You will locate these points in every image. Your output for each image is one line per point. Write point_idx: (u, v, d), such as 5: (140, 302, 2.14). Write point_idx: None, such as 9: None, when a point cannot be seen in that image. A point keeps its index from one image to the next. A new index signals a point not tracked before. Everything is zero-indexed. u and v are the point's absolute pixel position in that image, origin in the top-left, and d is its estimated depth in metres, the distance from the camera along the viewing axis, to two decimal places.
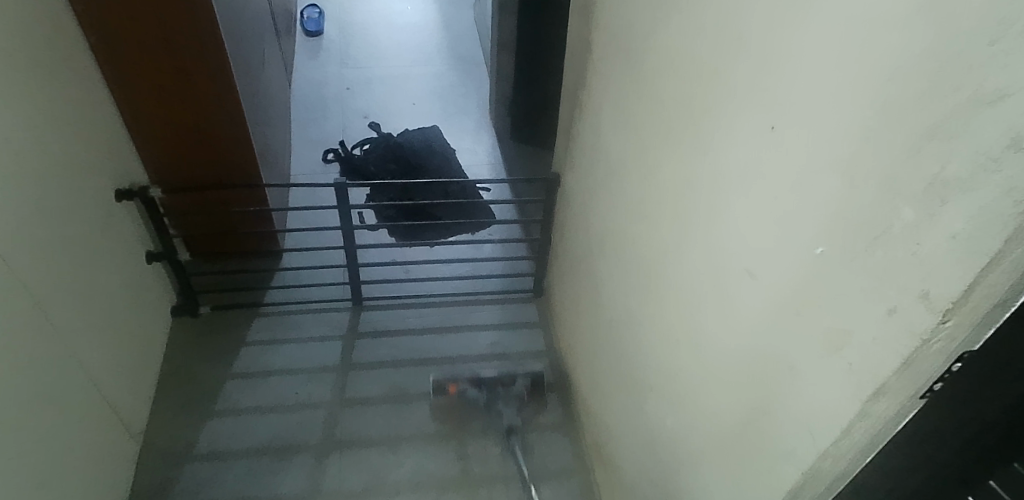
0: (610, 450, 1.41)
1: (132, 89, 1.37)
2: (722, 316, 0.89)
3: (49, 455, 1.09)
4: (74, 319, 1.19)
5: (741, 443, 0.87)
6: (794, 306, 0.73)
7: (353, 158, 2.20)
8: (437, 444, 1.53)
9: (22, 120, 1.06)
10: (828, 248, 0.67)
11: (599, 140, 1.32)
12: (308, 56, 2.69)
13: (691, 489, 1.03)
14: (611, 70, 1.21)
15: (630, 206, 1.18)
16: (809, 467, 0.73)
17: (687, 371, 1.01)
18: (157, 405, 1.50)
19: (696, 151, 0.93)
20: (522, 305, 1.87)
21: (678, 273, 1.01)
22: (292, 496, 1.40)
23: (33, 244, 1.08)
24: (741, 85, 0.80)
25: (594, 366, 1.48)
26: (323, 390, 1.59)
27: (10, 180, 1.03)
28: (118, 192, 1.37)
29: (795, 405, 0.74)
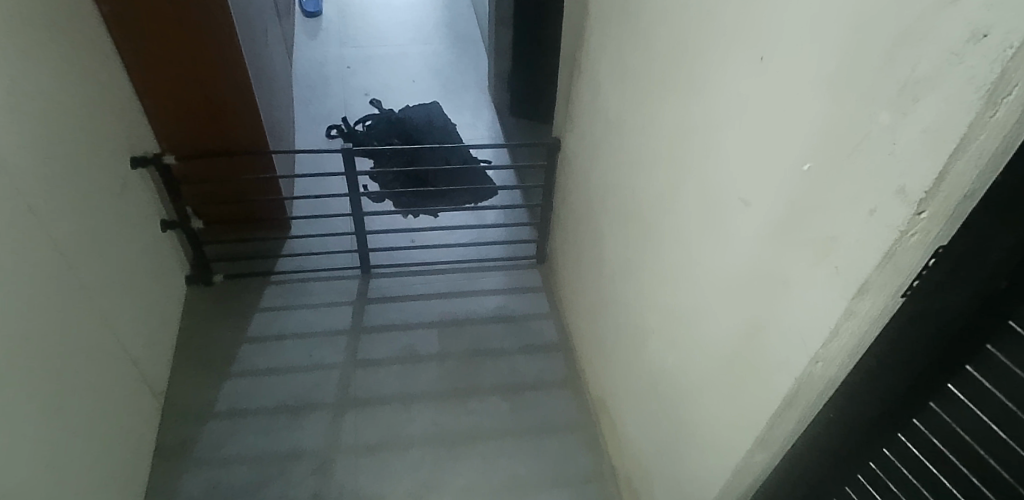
0: (613, 399, 1.47)
1: (144, 61, 1.40)
2: (717, 247, 0.94)
3: (80, 403, 1.14)
4: (99, 278, 1.24)
5: (738, 364, 0.92)
6: (784, 224, 0.78)
7: (356, 133, 2.25)
8: (447, 401, 1.58)
9: (46, 85, 1.11)
10: (815, 164, 0.72)
11: (597, 96, 1.36)
12: (308, 37, 2.72)
13: (692, 419, 1.08)
14: (608, 25, 1.26)
15: (628, 156, 1.23)
16: (801, 373, 0.79)
17: (685, 306, 1.06)
18: (177, 368, 1.55)
19: (690, 93, 0.98)
20: (525, 270, 1.92)
21: (674, 214, 1.06)
22: (310, 451, 1.45)
23: (61, 204, 1.14)
24: (731, 23, 0.85)
25: (596, 320, 1.53)
26: (336, 352, 1.64)
27: (37, 142, 1.08)
28: (134, 159, 1.41)
29: (787, 317, 0.80)
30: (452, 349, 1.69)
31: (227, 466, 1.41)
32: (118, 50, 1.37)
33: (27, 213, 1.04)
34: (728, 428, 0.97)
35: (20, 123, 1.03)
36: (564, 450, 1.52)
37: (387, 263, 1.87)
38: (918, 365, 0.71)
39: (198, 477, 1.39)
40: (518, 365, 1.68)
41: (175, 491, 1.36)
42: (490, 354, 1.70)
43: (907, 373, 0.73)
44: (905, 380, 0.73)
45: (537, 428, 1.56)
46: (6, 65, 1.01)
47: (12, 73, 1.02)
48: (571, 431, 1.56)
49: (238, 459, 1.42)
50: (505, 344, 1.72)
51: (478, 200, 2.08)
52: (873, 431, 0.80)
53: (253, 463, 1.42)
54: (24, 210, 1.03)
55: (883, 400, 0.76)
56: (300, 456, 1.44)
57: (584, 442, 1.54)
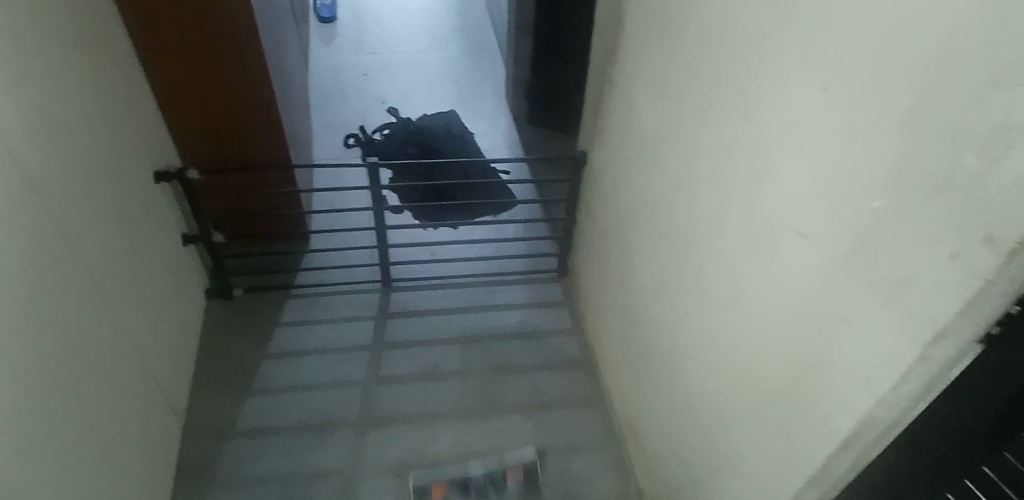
0: (641, 419, 1.44)
1: (168, 73, 1.37)
2: (767, 278, 0.91)
3: (104, 426, 1.11)
4: (124, 297, 1.22)
5: (790, 398, 0.89)
6: (849, 260, 0.76)
7: (373, 142, 2.23)
8: (471, 419, 1.56)
9: (75, 101, 1.09)
10: (885, 202, 0.69)
11: (630, 114, 1.34)
12: (323, 42, 2.70)
13: (733, 451, 1.06)
14: (645, 43, 1.23)
15: (664, 178, 1.20)
16: (865, 415, 0.76)
17: (728, 334, 1.03)
18: (198, 385, 1.53)
19: (738, 118, 0.95)
20: (546, 284, 1.89)
21: (717, 240, 1.04)
22: (333, 471, 1.43)
23: (88, 222, 1.11)
24: (789, 50, 0.82)
25: (623, 339, 1.50)
26: (357, 369, 1.61)
27: (66, 161, 1.05)
28: (157, 173, 1.38)
29: (849, 357, 0.77)
30: (474, 365, 1.67)
31: (249, 486, 1.38)
32: (142, 63, 1.35)
33: (57, 234, 1.01)
34: (775, 463, 0.94)
35: (50, 141, 1.01)
36: (591, 471, 1.50)
37: (407, 277, 1.85)
38: (987, 416, 0.68)
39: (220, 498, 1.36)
40: (542, 383, 1.65)
41: None
42: (513, 370, 1.67)
43: (974, 423, 0.69)
44: (972, 430, 0.70)
45: (562, 448, 1.53)
46: (35, 82, 0.98)
47: (41, 91, 0.99)
48: (597, 451, 1.53)
49: (260, 479, 1.40)
50: (528, 361, 1.69)
51: (497, 212, 2.05)
52: (928, 479, 0.76)
53: (276, 484, 1.39)
54: (54, 231, 1.00)
55: (946, 448, 0.73)
56: (323, 476, 1.42)
57: (611, 462, 1.51)
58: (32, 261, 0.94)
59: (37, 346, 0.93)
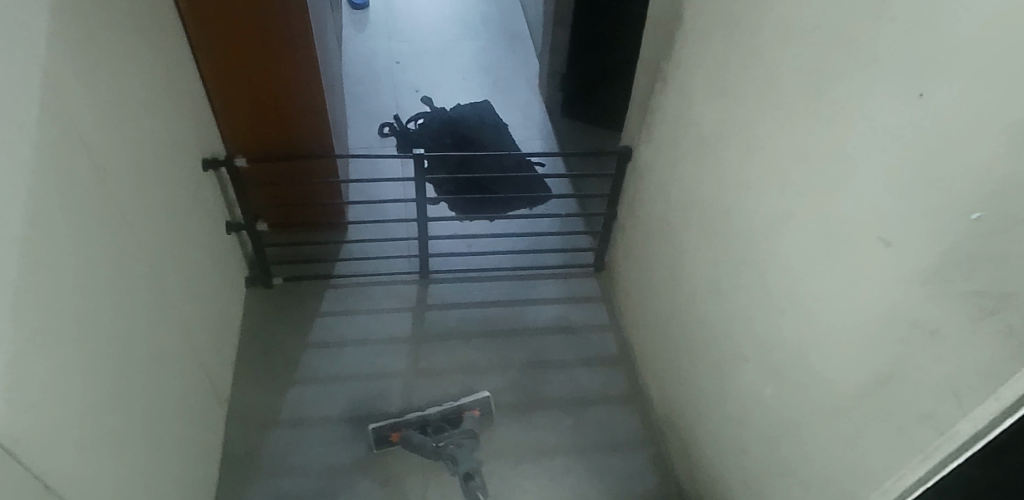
0: (683, 418, 1.43)
1: (220, 61, 1.36)
2: (841, 284, 0.90)
3: (165, 416, 1.11)
4: (180, 286, 1.21)
5: (862, 407, 0.88)
6: (939, 272, 0.74)
7: (408, 132, 2.22)
8: (510, 414, 1.55)
9: (143, 88, 1.07)
10: (986, 214, 0.68)
11: (687, 112, 1.31)
12: (355, 29, 2.68)
13: (793, 456, 1.04)
14: (710, 39, 1.20)
15: (724, 178, 1.18)
16: (949, 427, 0.74)
17: (794, 339, 1.02)
18: (241, 374, 1.54)
19: (815, 120, 0.93)
20: (583, 279, 1.87)
21: (783, 244, 1.02)
22: (375, 464, 1.43)
23: (152, 212, 1.10)
24: (882, 53, 0.80)
25: (665, 337, 1.49)
26: (396, 361, 1.61)
27: (134, 147, 1.03)
28: (206, 161, 1.37)
29: (934, 368, 0.76)
30: (513, 360, 1.66)
31: (294, 476, 1.40)
32: (193, 49, 1.33)
33: (124, 225, 0.98)
34: (842, 471, 0.93)
35: (120, 130, 0.98)
36: (632, 468, 1.49)
37: (444, 268, 1.84)
38: None
39: (266, 487, 1.38)
40: (580, 379, 1.64)
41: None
42: (552, 366, 1.66)
43: None
44: None
45: (601, 445, 1.52)
46: (103, 67, 0.94)
47: (112, 76, 0.97)
48: (636, 449, 1.52)
49: (305, 470, 1.41)
50: (567, 357, 1.68)
51: (533, 205, 2.04)
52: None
53: (321, 475, 1.40)
54: (122, 222, 0.97)
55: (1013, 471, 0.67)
56: (366, 469, 1.42)
57: (651, 461, 1.51)
58: (108, 254, 0.93)
59: (114, 341, 0.93)
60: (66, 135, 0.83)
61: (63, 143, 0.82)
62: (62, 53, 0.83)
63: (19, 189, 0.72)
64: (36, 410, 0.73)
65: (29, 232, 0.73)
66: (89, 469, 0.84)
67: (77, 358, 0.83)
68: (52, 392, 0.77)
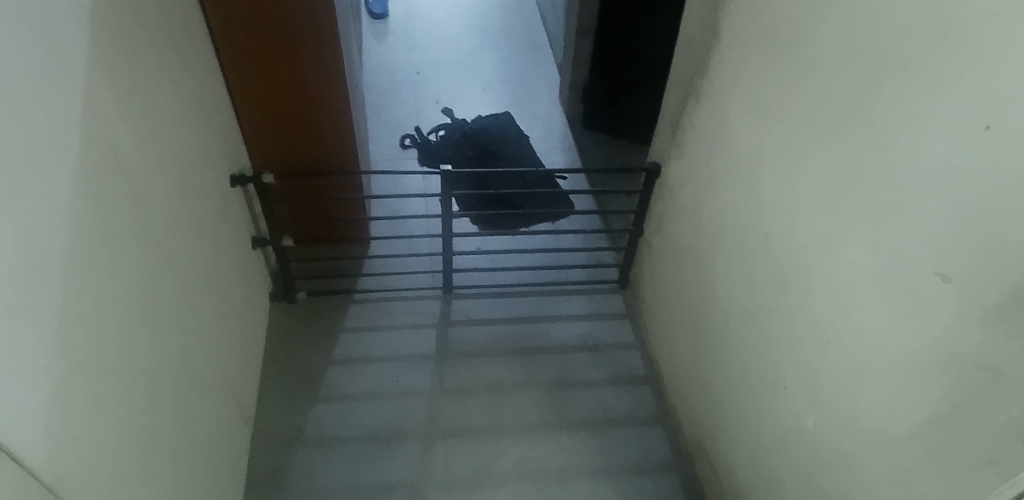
0: (713, 441, 1.40)
1: (249, 78, 1.35)
2: (893, 317, 0.88)
3: (196, 438, 1.10)
4: (210, 306, 1.20)
5: (917, 446, 0.85)
6: (1003, 312, 0.71)
7: (429, 144, 2.20)
8: (536, 434, 1.53)
9: (177, 106, 1.06)
10: None
11: (722, 131, 1.29)
12: (375, 40, 2.67)
13: (836, 489, 1.02)
14: (749, 59, 1.18)
15: (763, 201, 1.16)
16: (1014, 472, 0.71)
17: (839, 371, 0.99)
18: (264, 391, 1.53)
19: (864, 149, 0.91)
20: (608, 295, 1.85)
21: (829, 271, 0.99)
22: (401, 484, 1.41)
23: (185, 231, 1.09)
24: (944, 81, 0.78)
25: (695, 358, 1.47)
26: (421, 379, 1.59)
27: (169, 166, 1.02)
28: (234, 177, 1.35)
29: (997, 412, 0.73)
30: (538, 379, 1.64)
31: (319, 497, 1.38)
32: (223, 66, 1.32)
33: (158, 247, 0.97)
34: None
35: (156, 150, 0.97)
36: (660, 491, 1.46)
37: (468, 284, 1.82)
38: None
39: None
40: (607, 399, 1.61)
41: None
42: (578, 385, 1.63)
43: None
44: None
45: (629, 468, 1.50)
46: (141, 88, 0.93)
47: (148, 96, 0.96)
48: (665, 472, 1.50)
49: (330, 489, 1.39)
50: (592, 375, 1.66)
51: (556, 220, 2.02)
52: None
53: (346, 496, 1.39)
54: (156, 244, 0.96)
55: None
56: (391, 490, 1.40)
57: (679, 484, 1.48)
58: (144, 277, 0.91)
59: (148, 365, 0.91)
60: (104, 158, 0.81)
61: (102, 166, 0.81)
62: (101, 74, 0.82)
63: (60, 216, 0.71)
64: (73, 443, 0.71)
65: (69, 260, 0.72)
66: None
67: (113, 386, 0.81)
68: (90, 424, 0.75)
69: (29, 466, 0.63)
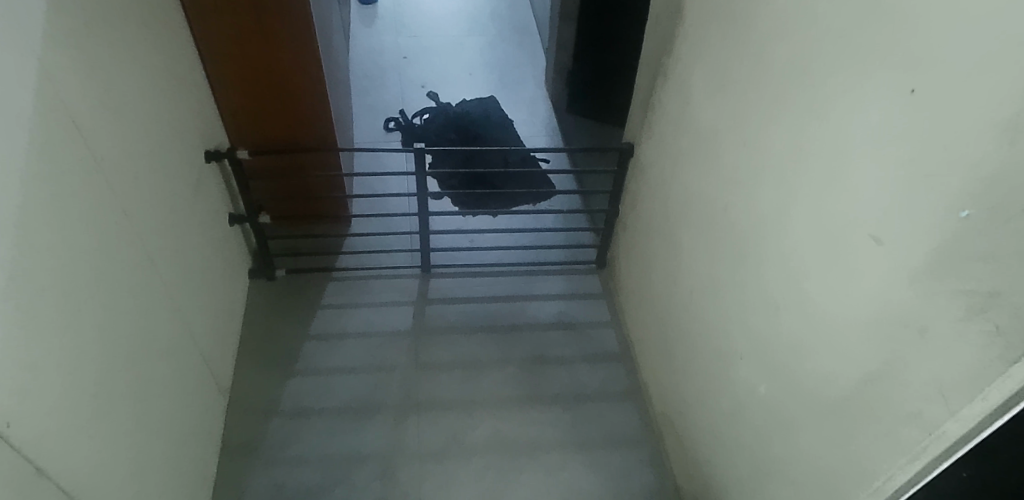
0: (679, 415, 1.42)
1: (223, 54, 1.37)
2: (832, 281, 0.90)
3: (166, 403, 1.13)
4: (182, 277, 1.23)
5: (854, 408, 0.87)
6: (926, 270, 0.74)
7: (413, 127, 2.23)
8: (508, 410, 1.56)
9: (144, 78, 1.08)
10: (974, 211, 0.67)
11: (686, 108, 1.31)
12: (364, 25, 2.69)
13: (786, 456, 1.04)
14: (709, 35, 1.20)
15: (721, 175, 1.18)
16: (937, 428, 0.73)
17: (788, 340, 1.01)
18: (242, 365, 1.56)
19: (807, 117, 0.93)
20: (585, 275, 1.87)
21: (777, 240, 1.01)
22: (374, 456, 1.44)
23: (154, 201, 1.12)
24: (875, 48, 0.80)
25: (663, 333, 1.49)
26: (397, 354, 1.62)
27: (136, 136, 1.05)
28: (208, 152, 1.38)
29: (921, 369, 0.75)
30: (513, 355, 1.66)
31: (293, 467, 1.41)
32: (198, 43, 1.35)
33: (122, 215, 0.99)
34: (833, 470, 0.92)
35: (121, 120, 1.00)
36: (629, 464, 1.49)
37: (446, 263, 1.85)
38: None
39: (264, 479, 1.39)
40: (580, 376, 1.64)
41: (241, 491, 1.37)
42: (552, 362, 1.66)
43: None
44: None
45: (599, 442, 1.52)
46: (104, 59, 0.96)
47: (113, 68, 0.98)
48: (634, 446, 1.52)
49: (302, 460, 1.42)
50: (567, 353, 1.68)
51: (536, 201, 2.04)
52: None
53: (319, 466, 1.42)
54: (120, 212, 0.99)
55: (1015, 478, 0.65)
56: (363, 461, 1.43)
57: (648, 458, 1.50)
58: (107, 243, 0.94)
59: (111, 327, 0.94)
60: (63, 123, 0.84)
61: (60, 131, 0.83)
62: (61, 42, 0.85)
63: (12, 176, 0.74)
64: (25, 394, 0.74)
65: (21, 218, 0.75)
66: (83, 454, 0.86)
67: (71, 345, 0.84)
68: (44, 378, 0.78)
69: None
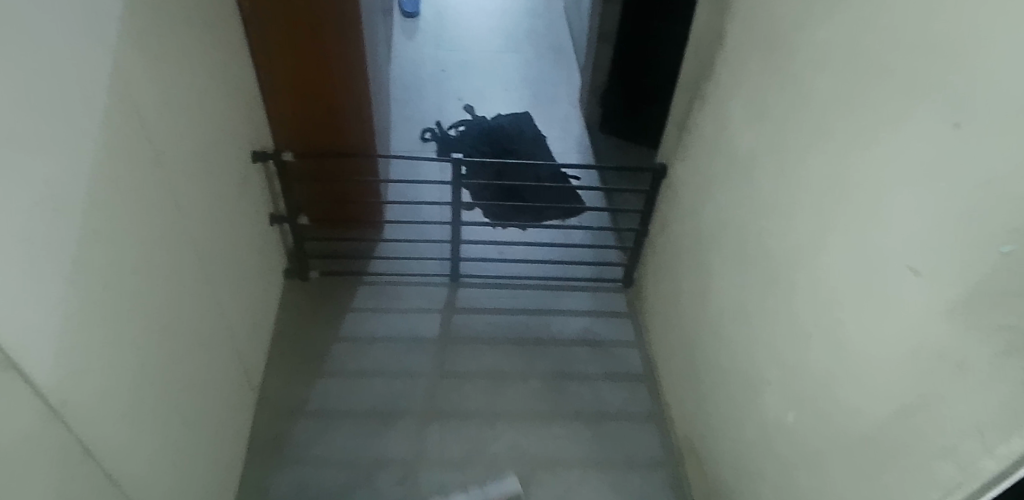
0: (701, 438, 1.43)
1: (276, 59, 1.43)
2: (866, 310, 0.90)
3: (203, 394, 1.16)
4: (224, 273, 1.27)
5: (883, 440, 0.87)
6: (965, 303, 0.74)
7: (448, 138, 2.27)
8: (531, 422, 1.57)
9: (203, 78, 1.13)
10: (1016, 248, 0.68)
11: (724, 133, 1.33)
12: (405, 37, 2.75)
13: (811, 485, 1.03)
14: (751, 62, 1.22)
15: (757, 200, 1.19)
16: (970, 463, 0.73)
17: (817, 367, 1.02)
18: (272, 363, 1.59)
19: (849, 146, 0.94)
20: (612, 294, 1.88)
21: (811, 267, 1.02)
22: (397, 461, 1.46)
23: (205, 199, 1.16)
24: (921, 82, 0.81)
25: (689, 355, 1.49)
26: (423, 361, 1.65)
27: (193, 134, 1.09)
28: (256, 153, 1.43)
29: (956, 403, 0.75)
30: (537, 369, 1.68)
31: (317, 466, 1.44)
32: (252, 47, 1.40)
33: (176, 209, 1.03)
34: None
35: (181, 118, 1.05)
36: (648, 486, 1.49)
37: (475, 274, 1.87)
38: None
39: (289, 476, 1.42)
40: (602, 393, 1.65)
41: (267, 487, 1.40)
42: (575, 378, 1.67)
43: None
44: None
45: (619, 461, 1.52)
46: (170, 59, 1.01)
47: (176, 67, 1.03)
48: (654, 467, 1.52)
49: (326, 460, 1.45)
50: (591, 370, 1.69)
51: (566, 217, 2.06)
52: None
53: (342, 468, 1.44)
54: (174, 207, 1.03)
55: None
56: (385, 465, 1.45)
57: (668, 480, 1.50)
58: (163, 236, 0.99)
59: (159, 318, 0.98)
60: (131, 120, 0.89)
61: (127, 124, 0.88)
62: (133, 41, 0.89)
63: (82, 166, 0.78)
64: (80, 375, 0.77)
65: (87, 206, 0.78)
66: (126, 440, 0.89)
67: (123, 332, 0.87)
68: (98, 362, 0.81)
69: (36, 387, 0.69)
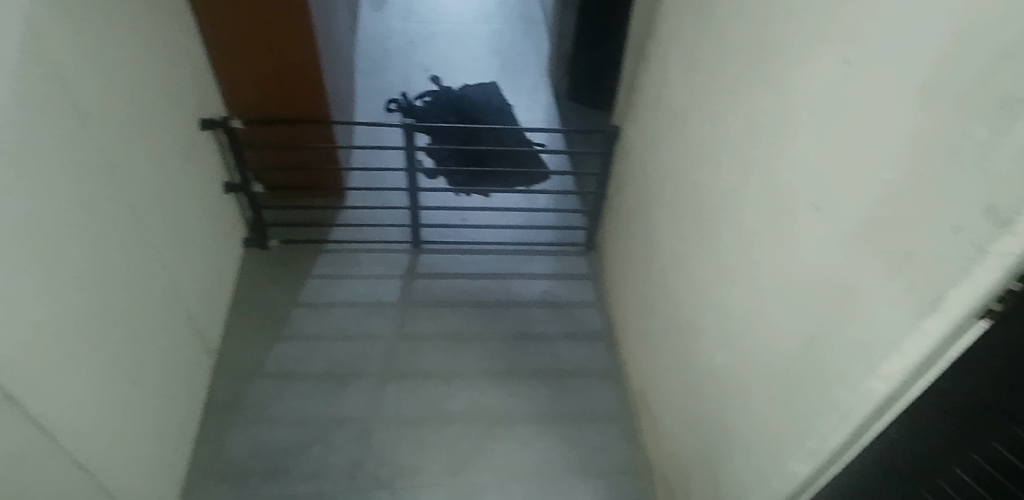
0: (651, 391, 1.45)
1: (221, 26, 1.44)
2: (778, 249, 0.92)
3: (147, 353, 1.19)
4: (170, 236, 1.29)
5: (794, 372, 0.89)
6: (856, 233, 0.76)
7: (413, 108, 2.27)
8: (488, 381, 1.60)
9: (135, 42, 1.14)
10: (895, 175, 0.69)
11: (663, 88, 1.34)
12: (372, 9, 2.74)
13: (738, 423, 1.06)
14: (683, 14, 1.23)
15: (690, 151, 1.21)
16: (863, 387, 0.75)
17: (741, 309, 1.04)
18: (231, 328, 1.62)
19: (762, 89, 0.95)
20: (574, 257, 1.90)
21: (734, 211, 1.04)
22: (354, 420, 1.49)
23: (144, 161, 1.18)
24: (819, 20, 0.82)
25: (640, 311, 1.52)
26: (382, 324, 1.68)
27: (126, 97, 1.11)
28: (204, 121, 1.44)
29: (851, 330, 0.77)
30: (496, 330, 1.70)
31: (273, 426, 1.47)
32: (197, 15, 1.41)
33: (108, 171, 1.05)
34: (777, 434, 0.94)
35: (110, 80, 1.06)
36: (600, 439, 1.52)
37: (437, 240, 1.89)
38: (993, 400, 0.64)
39: (245, 436, 1.45)
40: (560, 352, 1.67)
41: (223, 446, 1.43)
42: (534, 338, 1.69)
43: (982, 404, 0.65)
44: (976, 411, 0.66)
45: (574, 416, 1.55)
46: (95, 21, 1.02)
47: (102, 30, 1.04)
48: (608, 421, 1.55)
49: (284, 419, 1.48)
50: (550, 329, 1.72)
51: (530, 183, 2.08)
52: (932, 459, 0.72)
53: (297, 427, 1.47)
54: (106, 168, 1.05)
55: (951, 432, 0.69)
56: (342, 424, 1.48)
57: (621, 434, 1.53)
58: (92, 195, 1.01)
59: (92, 275, 1.00)
60: (49, 78, 0.90)
61: (45, 83, 0.89)
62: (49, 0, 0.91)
63: None
64: None
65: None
66: (55, 389, 0.91)
67: (47, 286, 0.90)
68: (18, 312, 0.84)
69: None
